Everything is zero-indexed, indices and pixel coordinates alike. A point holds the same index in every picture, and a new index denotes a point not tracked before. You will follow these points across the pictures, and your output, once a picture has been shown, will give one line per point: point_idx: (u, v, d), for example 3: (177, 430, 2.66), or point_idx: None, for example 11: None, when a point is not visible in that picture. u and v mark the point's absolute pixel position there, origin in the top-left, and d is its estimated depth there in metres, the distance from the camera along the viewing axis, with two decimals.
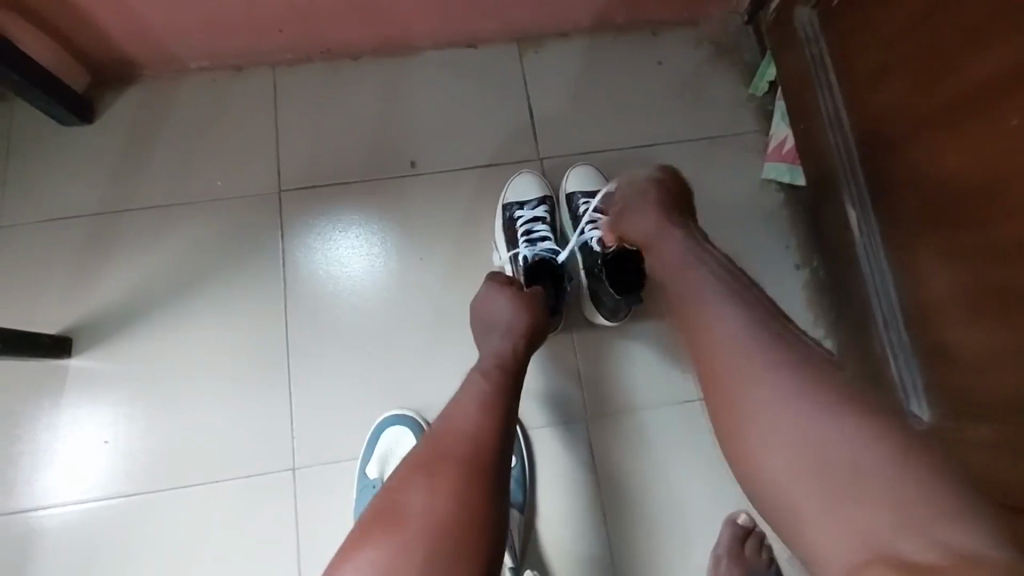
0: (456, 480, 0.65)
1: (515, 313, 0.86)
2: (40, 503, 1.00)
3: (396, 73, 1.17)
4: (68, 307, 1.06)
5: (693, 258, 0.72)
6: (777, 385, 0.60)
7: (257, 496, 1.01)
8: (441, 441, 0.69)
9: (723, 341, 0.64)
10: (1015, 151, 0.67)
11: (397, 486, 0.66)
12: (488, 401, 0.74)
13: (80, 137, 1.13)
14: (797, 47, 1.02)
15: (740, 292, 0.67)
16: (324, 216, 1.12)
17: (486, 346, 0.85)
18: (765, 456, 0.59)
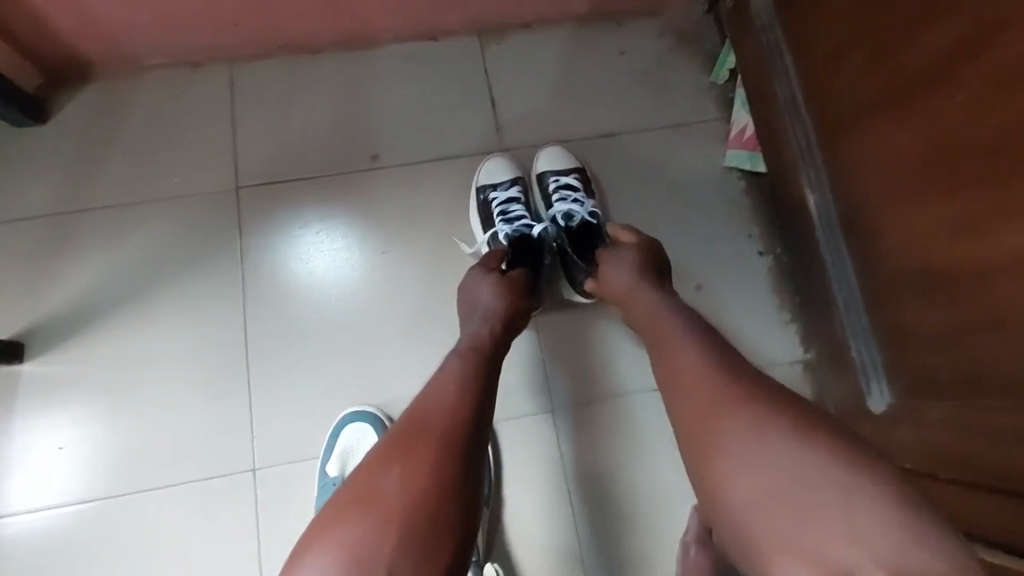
0: (435, 454, 0.64)
1: (496, 297, 0.87)
2: None
3: (357, 67, 1.16)
4: (19, 311, 1.04)
5: (673, 317, 0.78)
6: (741, 412, 0.61)
7: (217, 500, 0.98)
8: (418, 420, 0.68)
9: (700, 374, 0.68)
10: (958, 126, 0.68)
11: (375, 464, 0.64)
12: (466, 381, 0.74)
13: (32, 138, 1.10)
14: (756, 34, 1.03)
15: (714, 344, 0.72)
16: (283, 212, 1.10)
17: (466, 330, 0.85)
18: (732, 476, 0.58)
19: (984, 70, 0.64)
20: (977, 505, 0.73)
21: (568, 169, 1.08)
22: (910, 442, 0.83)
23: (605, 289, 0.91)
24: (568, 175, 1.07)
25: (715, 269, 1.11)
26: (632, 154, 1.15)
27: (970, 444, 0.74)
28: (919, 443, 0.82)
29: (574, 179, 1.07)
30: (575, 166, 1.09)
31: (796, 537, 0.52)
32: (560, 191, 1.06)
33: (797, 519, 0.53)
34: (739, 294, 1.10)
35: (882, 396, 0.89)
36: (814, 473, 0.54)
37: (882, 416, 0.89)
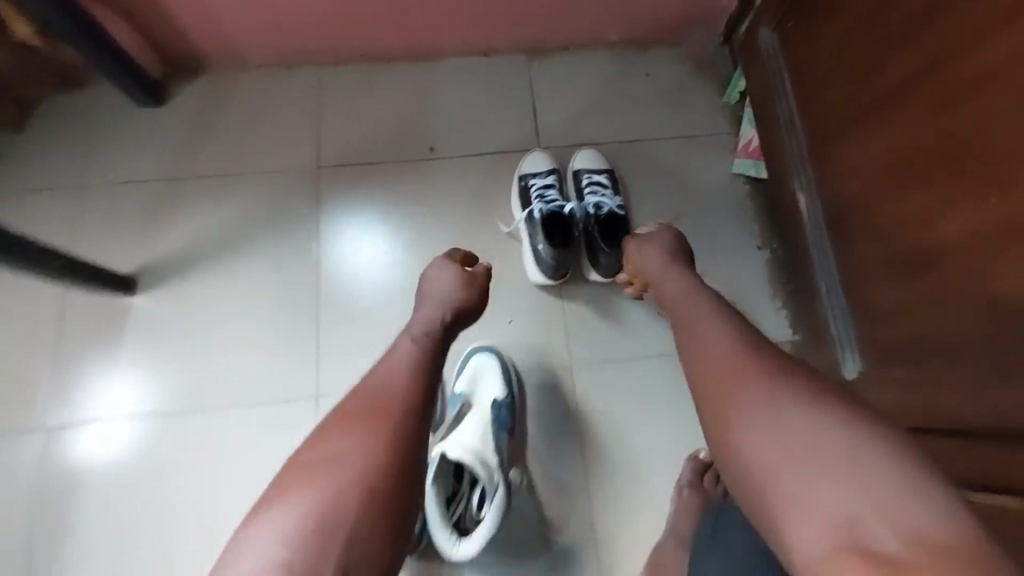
0: (379, 438, 0.68)
1: (454, 290, 0.88)
2: (89, 417, 1.11)
3: (421, 74, 1.36)
4: (138, 250, 1.19)
5: (692, 297, 0.84)
6: (759, 381, 0.67)
7: (285, 420, 1.13)
8: (372, 401, 0.72)
9: (723, 348, 0.73)
10: (917, 137, 0.85)
11: (322, 447, 0.67)
12: (414, 370, 0.77)
13: (146, 116, 1.27)
14: (762, 62, 1.22)
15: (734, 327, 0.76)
16: (353, 187, 1.27)
17: (419, 316, 0.86)
18: (749, 436, 0.64)
19: (936, 93, 0.81)
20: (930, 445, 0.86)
21: (600, 169, 1.22)
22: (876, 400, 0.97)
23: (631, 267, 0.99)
24: (599, 174, 1.21)
25: (719, 258, 1.26)
26: (653, 158, 1.33)
27: (923, 394, 0.88)
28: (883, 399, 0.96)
29: (604, 178, 1.20)
30: (607, 167, 1.22)
31: (818, 498, 0.57)
32: (591, 185, 1.19)
33: (820, 481, 0.57)
34: (740, 282, 1.25)
35: (855, 364, 1.03)
36: (821, 431, 0.60)
37: (856, 381, 1.02)
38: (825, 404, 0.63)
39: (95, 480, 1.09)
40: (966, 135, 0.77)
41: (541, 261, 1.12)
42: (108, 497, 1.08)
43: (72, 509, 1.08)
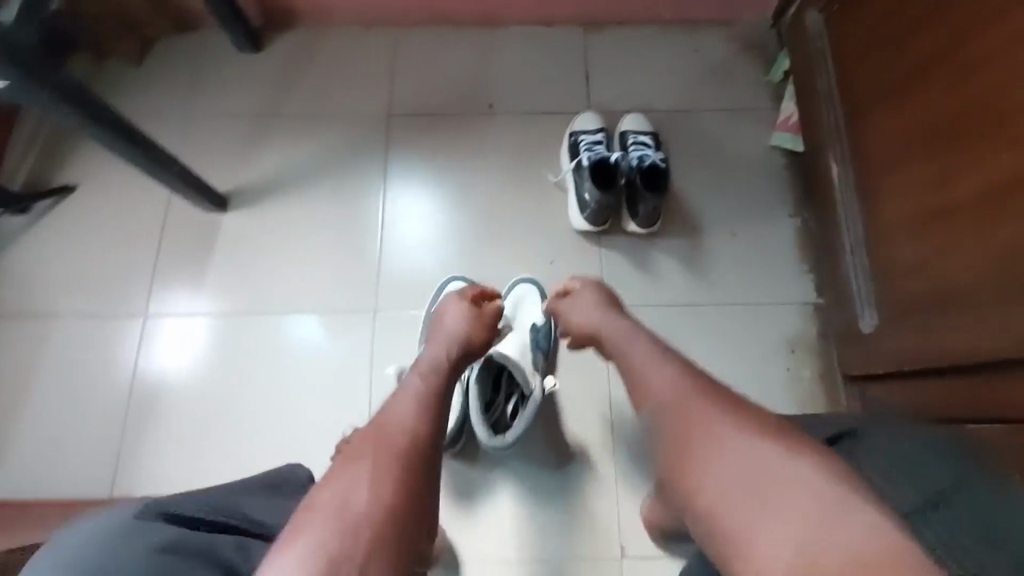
0: (389, 468, 0.72)
1: (462, 323, 0.99)
2: (159, 307, 1.26)
3: (487, 38, 1.47)
4: (231, 176, 1.35)
5: (638, 338, 0.89)
6: (722, 419, 0.71)
7: (344, 329, 1.24)
8: (383, 438, 0.76)
9: (670, 395, 0.76)
10: (943, 102, 0.92)
11: (334, 478, 0.71)
12: (422, 404, 0.83)
13: (244, 60, 1.43)
14: (807, 40, 1.30)
15: (692, 371, 0.79)
16: (420, 134, 1.39)
17: (428, 350, 0.95)
18: (711, 468, 0.68)
19: (964, 58, 0.88)
20: (941, 385, 0.94)
21: (646, 131, 1.33)
22: (889, 349, 1.04)
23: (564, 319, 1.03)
24: (644, 135, 1.32)
25: (751, 222, 1.35)
26: (697, 127, 1.42)
27: (931, 339, 0.95)
28: (894, 348, 1.03)
29: (649, 139, 1.31)
30: (652, 130, 1.33)
31: (781, 537, 0.60)
32: (636, 144, 1.30)
33: (773, 518, 0.62)
34: (771, 245, 1.33)
35: (872, 319, 1.10)
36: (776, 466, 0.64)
37: (872, 333, 1.10)
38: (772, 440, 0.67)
39: (157, 360, 1.22)
40: (986, 97, 0.84)
41: (585, 208, 1.24)
42: (172, 377, 1.22)
43: (155, 406, 1.20)
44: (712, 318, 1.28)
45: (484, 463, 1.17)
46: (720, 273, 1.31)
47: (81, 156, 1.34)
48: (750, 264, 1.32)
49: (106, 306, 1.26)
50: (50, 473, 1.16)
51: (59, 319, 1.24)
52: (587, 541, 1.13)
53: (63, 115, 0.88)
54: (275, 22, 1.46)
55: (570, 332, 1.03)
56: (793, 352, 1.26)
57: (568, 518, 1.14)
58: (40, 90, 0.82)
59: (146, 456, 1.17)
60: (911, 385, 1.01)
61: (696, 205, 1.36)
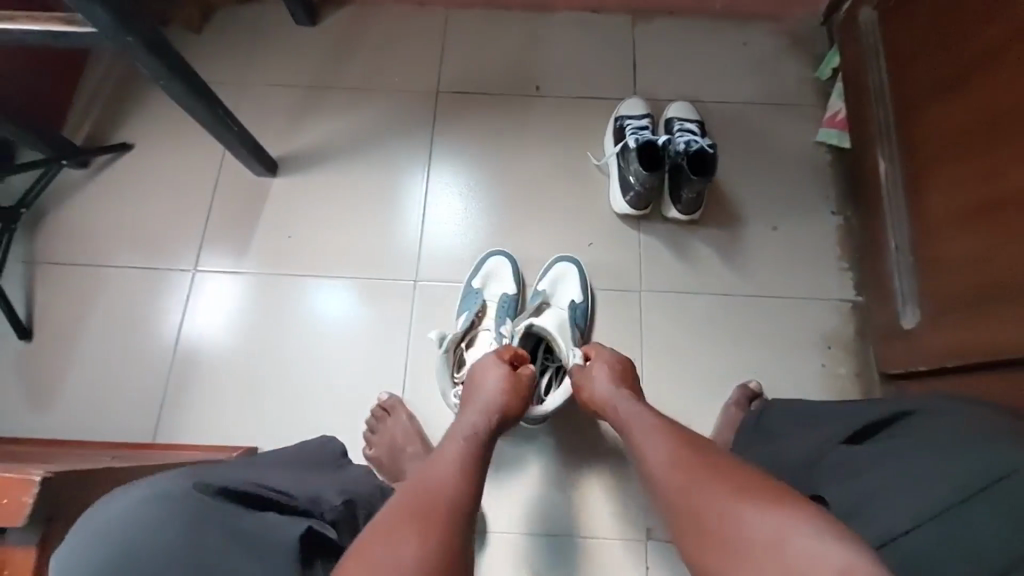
0: (433, 531, 0.65)
1: (499, 391, 0.92)
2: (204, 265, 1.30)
3: (537, 22, 1.49)
4: (283, 142, 1.38)
5: (642, 413, 0.85)
6: (716, 485, 0.67)
7: (386, 297, 1.27)
8: (426, 497, 0.70)
9: (664, 469, 0.74)
10: (1001, 94, 0.89)
11: (376, 543, 0.63)
12: (462, 467, 0.76)
13: (300, 33, 1.47)
14: (858, 35, 1.28)
15: (687, 445, 0.75)
16: (466, 113, 1.41)
17: (463, 417, 0.88)
18: (704, 523, 0.66)
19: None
20: (989, 380, 0.93)
21: (692, 119, 1.34)
22: (932, 344, 1.03)
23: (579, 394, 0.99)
24: (691, 123, 1.33)
25: (792, 216, 1.34)
26: (743, 120, 1.42)
27: (976, 335, 0.93)
28: (937, 344, 1.02)
29: (695, 127, 1.32)
30: (698, 119, 1.34)
31: None
32: (682, 131, 1.31)
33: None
34: (811, 240, 1.32)
35: (914, 315, 1.09)
36: (760, 527, 0.61)
37: (914, 330, 1.08)
38: (752, 496, 0.64)
39: (203, 315, 1.26)
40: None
41: (628, 191, 1.26)
42: (222, 333, 1.25)
43: (198, 359, 1.24)
44: (748, 308, 1.27)
45: (511, 437, 1.18)
46: (758, 264, 1.31)
47: (141, 115, 1.39)
48: (790, 258, 1.31)
49: (157, 261, 1.30)
50: (97, 416, 1.21)
51: (113, 270, 1.29)
52: (611, 519, 1.13)
53: (146, 62, 0.94)
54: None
55: (588, 405, 0.98)
56: (829, 348, 1.25)
57: (594, 494, 1.15)
58: (128, 36, 0.88)
59: (188, 406, 1.21)
60: (958, 381, 0.99)
61: (738, 196, 1.36)
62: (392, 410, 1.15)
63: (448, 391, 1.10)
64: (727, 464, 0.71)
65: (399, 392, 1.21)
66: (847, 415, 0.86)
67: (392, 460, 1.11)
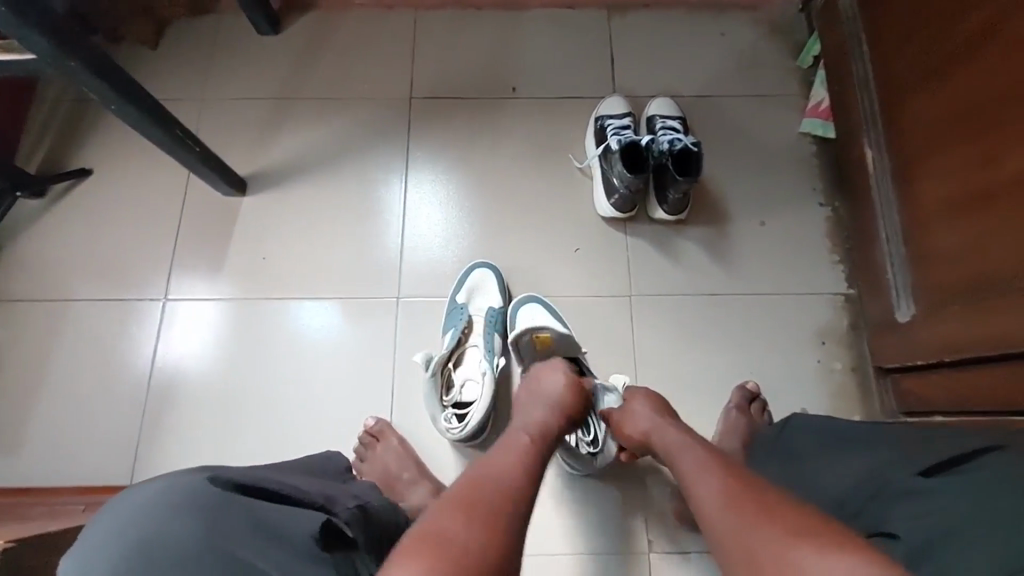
0: (494, 510, 0.68)
1: (561, 393, 0.94)
2: (177, 294, 1.24)
3: (509, 21, 1.44)
4: (252, 160, 1.32)
5: (680, 436, 0.84)
6: (777, 533, 0.62)
7: (368, 314, 1.22)
8: (489, 481, 0.72)
9: (707, 506, 0.70)
10: (998, 71, 0.86)
11: (446, 512, 0.67)
12: (525, 458, 0.79)
13: (262, 43, 1.40)
14: (837, 21, 1.25)
15: (739, 479, 0.70)
16: (441, 119, 1.36)
17: (524, 414, 0.91)
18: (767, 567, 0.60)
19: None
20: (988, 373, 0.91)
21: (673, 116, 1.30)
22: (930, 337, 1.00)
23: (621, 431, 0.96)
24: (673, 120, 1.29)
25: (780, 211, 1.32)
26: (725, 113, 1.39)
27: (974, 328, 0.91)
28: (935, 337, 0.99)
29: (677, 123, 1.28)
30: (680, 115, 1.31)
31: None
32: (664, 128, 1.27)
33: None
34: (800, 233, 1.30)
35: (909, 307, 1.06)
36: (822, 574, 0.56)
37: (909, 323, 1.06)
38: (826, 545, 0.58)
39: (179, 346, 1.21)
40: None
41: (613, 194, 1.22)
42: (197, 364, 1.20)
43: (174, 393, 1.18)
44: (740, 308, 1.25)
45: None
46: (748, 262, 1.28)
47: (100, 137, 1.32)
48: (779, 253, 1.29)
49: (124, 292, 1.24)
50: (69, 459, 1.15)
51: (79, 302, 1.23)
52: (614, 534, 1.10)
53: (96, 87, 0.89)
54: (293, 3, 1.44)
55: (632, 442, 0.95)
56: (823, 344, 1.23)
57: (595, 509, 1.12)
58: (70, 60, 0.83)
59: (165, 443, 1.15)
60: (956, 376, 0.97)
61: (724, 192, 1.33)
62: (381, 435, 1.11)
63: (438, 415, 1.07)
64: (779, 498, 0.66)
65: (387, 416, 1.16)
66: (859, 433, 0.81)
67: (384, 488, 1.06)
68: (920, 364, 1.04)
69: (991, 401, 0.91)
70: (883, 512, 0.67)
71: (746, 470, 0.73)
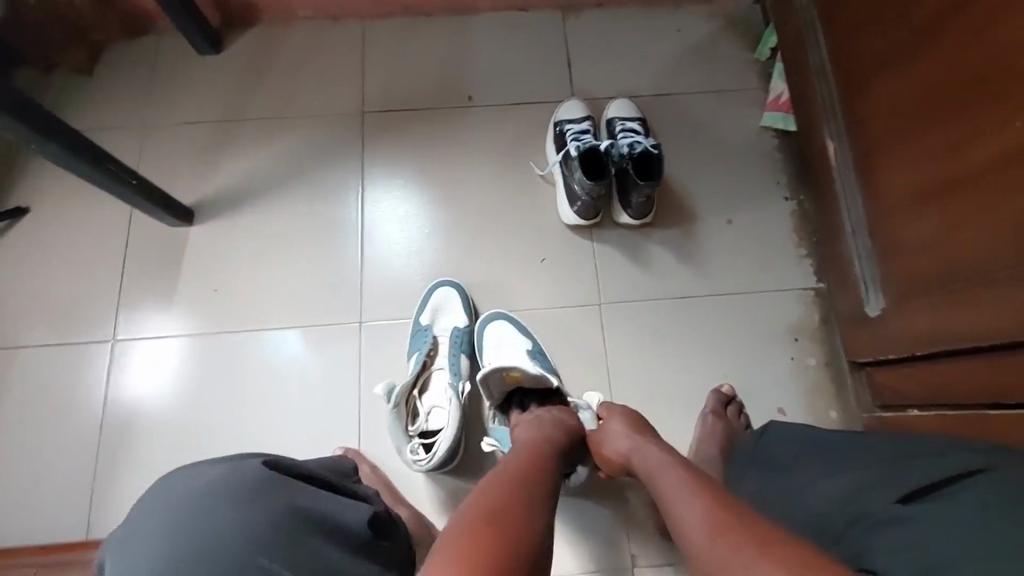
0: (516, 516, 0.63)
1: (556, 419, 0.92)
2: (128, 333, 1.18)
3: (460, 27, 1.40)
4: (200, 186, 1.27)
5: (660, 455, 0.81)
6: (762, 567, 0.58)
7: (330, 341, 1.18)
8: (504, 491, 0.67)
9: (693, 536, 0.66)
10: (954, 60, 0.84)
11: (465, 523, 0.62)
12: (535, 468, 0.75)
13: (204, 63, 1.34)
14: (792, 13, 1.23)
15: (719, 502, 0.68)
16: (396, 132, 1.31)
17: (525, 435, 0.88)
18: None
19: (979, 12, 0.79)
20: (959, 365, 0.90)
21: (633, 117, 1.28)
22: (901, 331, 0.99)
23: (600, 453, 0.93)
24: (632, 122, 1.27)
25: (746, 207, 1.30)
26: (686, 111, 1.37)
27: (944, 321, 0.89)
28: (907, 331, 0.98)
29: (637, 125, 1.26)
30: (639, 116, 1.28)
31: None
32: (624, 130, 1.25)
33: None
34: (767, 229, 1.28)
35: (878, 300, 1.05)
36: None
37: (879, 316, 1.05)
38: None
39: (132, 388, 1.15)
40: (1010, 52, 0.75)
41: (575, 201, 1.19)
42: (153, 406, 1.14)
43: (133, 435, 1.13)
44: (711, 309, 1.23)
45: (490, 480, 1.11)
46: (717, 262, 1.26)
47: (37, 172, 1.26)
48: (747, 251, 1.27)
49: (70, 335, 1.18)
50: (22, 516, 1.09)
51: (23, 347, 1.16)
52: (596, 551, 1.08)
53: (11, 128, 0.82)
54: (234, 20, 1.38)
55: (614, 466, 0.91)
56: (796, 340, 1.22)
57: (576, 527, 1.09)
58: None
59: (124, 491, 1.10)
60: (927, 369, 0.96)
61: (689, 191, 1.31)
62: None
63: (403, 447, 1.03)
64: (758, 523, 0.64)
65: (356, 445, 1.12)
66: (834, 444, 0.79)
67: None
68: (892, 358, 1.03)
69: (963, 394, 0.90)
70: (857, 528, 0.65)
71: (729, 494, 0.70)
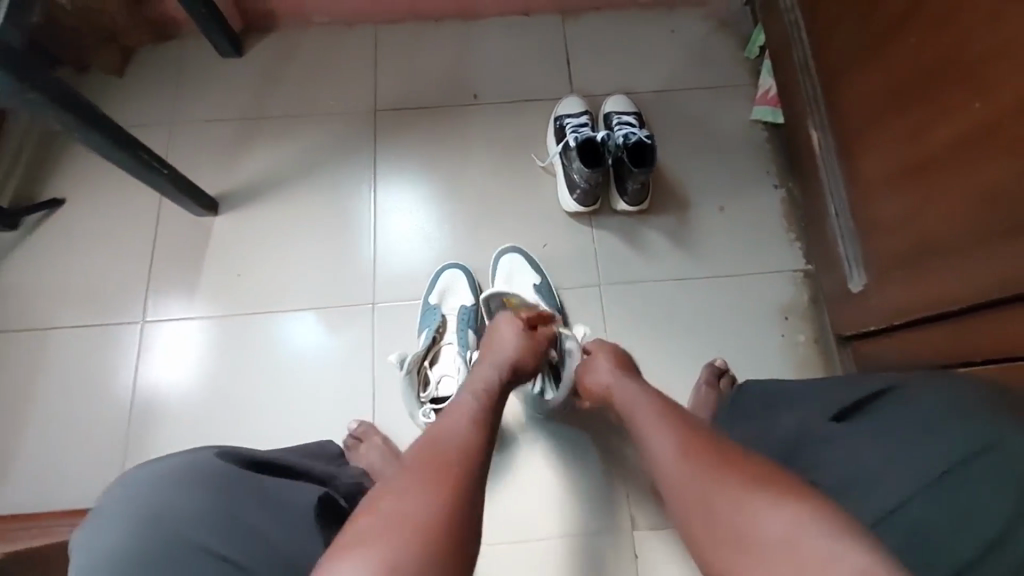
0: (450, 475, 0.69)
1: (513, 348, 0.96)
2: (154, 315, 1.26)
3: (467, 30, 1.49)
4: (223, 179, 1.35)
5: (638, 392, 0.87)
6: (735, 484, 0.64)
7: (345, 321, 1.25)
8: (438, 450, 0.72)
9: (666, 465, 0.72)
10: (918, 50, 0.91)
11: (401, 484, 0.67)
12: (480, 420, 0.80)
13: (227, 65, 1.44)
14: (777, 13, 1.30)
15: (698, 433, 0.74)
16: (406, 128, 1.40)
17: (478, 367, 0.93)
18: (733, 515, 0.62)
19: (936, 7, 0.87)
20: (931, 332, 0.96)
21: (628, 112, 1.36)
22: (881, 304, 1.05)
23: (585, 384, 1.01)
24: (628, 115, 1.34)
25: (737, 195, 1.37)
26: (679, 106, 1.44)
27: (918, 290, 0.96)
28: (886, 303, 1.04)
29: (632, 118, 1.34)
30: (635, 111, 1.36)
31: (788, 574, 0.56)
32: (620, 123, 1.32)
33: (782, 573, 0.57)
34: (758, 215, 1.35)
35: (860, 276, 1.11)
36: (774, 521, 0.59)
37: (862, 291, 1.11)
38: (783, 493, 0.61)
39: (158, 366, 1.22)
40: (964, 43, 0.83)
41: (575, 189, 1.27)
42: (177, 382, 1.21)
43: (158, 410, 1.20)
44: (704, 290, 1.29)
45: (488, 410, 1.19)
46: (710, 246, 1.33)
47: (71, 166, 1.35)
48: (739, 236, 1.34)
49: (102, 317, 1.25)
50: (54, 485, 1.16)
51: (58, 328, 1.24)
52: (596, 515, 1.13)
53: (57, 118, 0.91)
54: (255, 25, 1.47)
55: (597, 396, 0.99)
56: (786, 318, 1.28)
57: (576, 492, 1.15)
58: (32, 92, 0.85)
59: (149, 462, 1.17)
60: (904, 338, 1.02)
61: (682, 180, 1.38)
62: (364, 436, 1.13)
63: (416, 411, 1.12)
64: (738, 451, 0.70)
65: (370, 418, 1.19)
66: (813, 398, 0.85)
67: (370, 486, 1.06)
68: (874, 330, 1.09)
69: (937, 359, 0.96)
70: (831, 468, 0.71)
71: (705, 426, 0.76)
